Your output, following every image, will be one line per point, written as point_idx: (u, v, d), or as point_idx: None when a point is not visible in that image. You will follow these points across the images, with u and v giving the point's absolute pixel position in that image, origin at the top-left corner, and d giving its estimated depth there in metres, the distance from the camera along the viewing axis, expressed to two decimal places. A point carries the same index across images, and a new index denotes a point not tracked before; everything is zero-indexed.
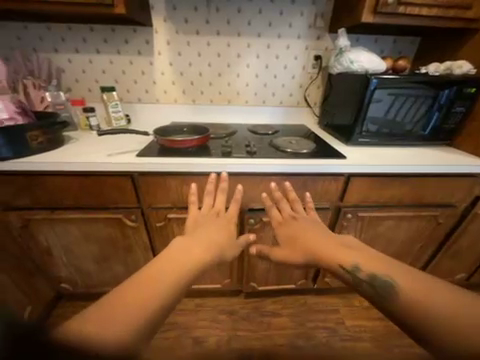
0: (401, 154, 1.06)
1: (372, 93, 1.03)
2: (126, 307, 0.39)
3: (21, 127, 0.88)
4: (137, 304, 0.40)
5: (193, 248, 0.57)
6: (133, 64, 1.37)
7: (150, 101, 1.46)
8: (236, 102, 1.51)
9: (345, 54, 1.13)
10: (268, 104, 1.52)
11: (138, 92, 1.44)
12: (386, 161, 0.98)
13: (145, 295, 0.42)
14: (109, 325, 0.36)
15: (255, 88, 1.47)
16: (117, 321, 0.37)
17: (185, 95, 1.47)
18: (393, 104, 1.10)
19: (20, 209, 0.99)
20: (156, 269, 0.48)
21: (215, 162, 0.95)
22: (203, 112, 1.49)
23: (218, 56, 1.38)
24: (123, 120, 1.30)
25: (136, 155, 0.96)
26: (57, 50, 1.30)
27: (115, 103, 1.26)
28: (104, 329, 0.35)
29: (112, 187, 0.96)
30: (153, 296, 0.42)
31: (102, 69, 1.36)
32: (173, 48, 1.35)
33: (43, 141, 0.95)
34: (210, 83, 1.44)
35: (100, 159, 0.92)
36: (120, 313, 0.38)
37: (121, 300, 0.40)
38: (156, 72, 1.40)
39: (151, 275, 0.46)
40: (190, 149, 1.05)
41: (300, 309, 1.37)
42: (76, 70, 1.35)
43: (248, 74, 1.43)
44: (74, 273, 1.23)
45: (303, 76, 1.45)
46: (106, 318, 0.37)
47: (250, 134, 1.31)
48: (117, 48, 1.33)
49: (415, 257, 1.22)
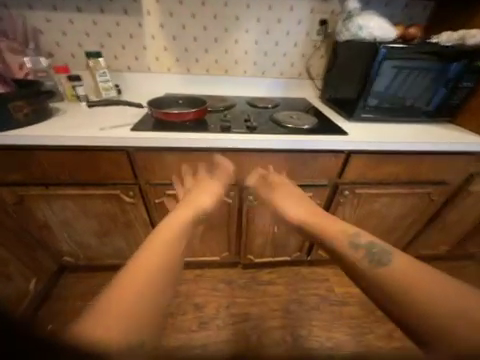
0: (403, 131, 1.05)
1: (380, 65, 0.98)
2: (123, 305, 0.37)
3: (3, 97, 0.82)
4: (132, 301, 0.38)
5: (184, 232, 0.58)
6: (120, 26, 1.23)
7: (141, 70, 1.35)
8: (234, 72, 1.41)
9: (353, 19, 1.04)
10: (268, 75, 1.43)
11: (127, 59, 1.32)
12: (387, 138, 0.97)
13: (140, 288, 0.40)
14: (107, 325, 0.34)
15: (254, 57, 1.37)
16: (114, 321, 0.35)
17: (178, 63, 1.36)
18: (399, 77, 1.05)
19: (14, 186, 0.96)
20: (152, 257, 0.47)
21: (214, 138, 0.92)
22: (199, 83, 1.40)
23: (214, 18, 1.25)
24: (113, 91, 1.21)
25: (131, 129, 0.91)
26: (31, 7, 1.15)
27: (103, 71, 1.16)
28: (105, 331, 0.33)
29: (107, 164, 0.93)
30: (144, 286, 0.41)
31: (85, 32, 1.22)
32: (164, 8, 1.21)
33: (29, 112, 0.88)
34: (206, 50, 1.33)
35: (93, 133, 0.87)
36: (117, 314, 0.36)
37: (114, 293, 0.39)
38: (146, 36, 1.27)
39: (142, 264, 0.45)
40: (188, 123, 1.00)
41: (294, 278, 1.46)
42: (56, 32, 1.21)
43: (247, 41, 1.32)
44: (75, 247, 1.25)
45: (306, 44, 1.35)
46: (102, 322, 0.34)
47: (250, 108, 1.25)
48: (101, 7, 1.18)
49: (405, 232, 1.28)
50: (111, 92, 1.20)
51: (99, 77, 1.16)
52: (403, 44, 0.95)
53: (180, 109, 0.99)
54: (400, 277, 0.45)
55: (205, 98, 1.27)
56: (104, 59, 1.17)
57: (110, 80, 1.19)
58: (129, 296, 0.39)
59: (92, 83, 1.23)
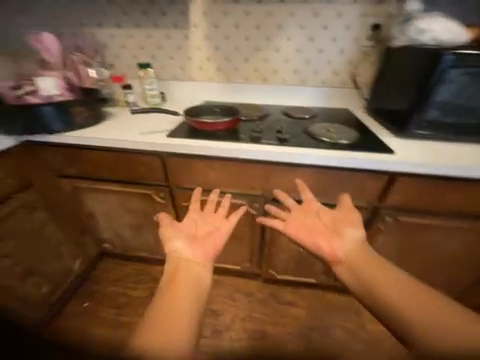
0: (469, 154, 0.87)
1: (442, 73, 0.86)
2: (173, 318, 0.45)
3: (67, 102, 0.95)
4: (180, 315, 0.46)
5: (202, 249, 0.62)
6: (170, 39, 1.34)
7: (184, 79, 1.44)
8: (273, 80, 1.38)
9: (412, 22, 0.94)
10: (308, 84, 1.36)
11: (173, 68, 1.42)
12: (445, 160, 0.82)
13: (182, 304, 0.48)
14: (165, 337, 0.42)
15: (295, 65, 1.32)
16: (168, 334, 0.43)
17: (218, 72, 1.40)
18: (470, 89, 0.88)
19: (71, 178, 1.11)
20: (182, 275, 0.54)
21: (243, 148, 0.91)
22: (236, 91, 1.41)
23: (257, 28, 1.26)
24: (157, 98, 1.31)
25: (167, 135, 0.97)
26: (101, 26, 1.34)
27: (151, 80, 1.28)
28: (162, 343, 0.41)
29: (143, 166, 1.01)
30: (187, 302, 0.49)
31: (140, 45, 1.37)
32: (210, 20, 1.27)
33: (87, 115, 1.02)
34: (246, 59, 1.34)
35: (134, 137, 0.96)
36: (170, 328, 0.44)
37: (162, 309, 0.47)
38: (191, 48, 1.35)
39: (178, 285, 0.52)
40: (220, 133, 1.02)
41: (319, 304, 1.34)
42: (117, 46, 1.38)
43: (289, 49, 1.29)
44: (113, 239, 1.35)
45: (353, 51, 1.25)
46: (161, 330, 0.43)
47: (285, 118, 1.21)
48: (155, 22, 1.31)
49: (468, 279, 1.04)
50: (156, 99, 1.31)
51: (147, 85, 1.28)
52: (474, 51, 0.83)
53: (213, 118, 1.02)
54: (408, 310, 0.48)
55: (240, 106, 1.28)
56: (152, 69, 1.29)
57: (156, 88, 1.29)
58: (175, 313, 0.46)
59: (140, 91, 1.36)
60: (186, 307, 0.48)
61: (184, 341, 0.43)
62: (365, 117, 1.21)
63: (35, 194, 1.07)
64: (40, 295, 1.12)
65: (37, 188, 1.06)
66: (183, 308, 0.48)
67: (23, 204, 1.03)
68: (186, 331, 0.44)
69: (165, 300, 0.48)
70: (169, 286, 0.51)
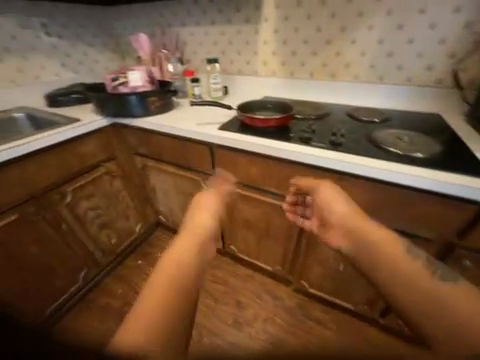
0: None
1: None
2: (169, 293, 0.35)
3: (146, 93, 1.13)
4: (179, 283, 0.37)
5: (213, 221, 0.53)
6: (240, 34, 1.38)
7: (248, 74, 1.47)
8: (341, 77, 1.24)
9: None
10: (386, 81, 1.16)
11: (239, 63, 1.46)
12: None
13: (183, 272, 0.39)
14: (156, 317, 0.32)
15: (373, 58, 1.13)
16: (161, 315, 0.33)
17: (283, 67, 1.36)
18: None
19: (142, 156, 1.33)
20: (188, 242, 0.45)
21: (289, 149, 0.87)
22: (299, 88, 1.35)
23: (332, 17, 1.13)
24: (219, 92, 1.39)
25: (219, 128, 1.03)
26: (183, 25, 1.50)
27: (216, 75, 1.35)
28: (152, 326, 0.31)
29: (194, 155, 1.11)
30: (188, 270, 0.39)
31: (213, 41, 1.47)
32: (281, 13, 1.23)
33: (158, 105, 1.18)
34: (314, 52, 1.24)
35: (190, 129, 1.05)
36: (164, 305, 0.34)
37: (158, 279, 0.37)
38: (259, 42, 1.35)
39: (177, 254, 0.42)
40: (270, 130, 0.99)
41: (353, 334, 1.18)
42: (194, 42, 1.52)
43: (368, 40, 1.11)
44: (167, 213, 1.56)
45: (460, 39, 0.97)
46: (152, 309, 0.33)
47: (348, 119, 1.07)
48: (229, 19, 1.36)
49: None
50: (219, 92, 1.39)
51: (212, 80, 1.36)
52: None
53: (266, 115, 1.00)
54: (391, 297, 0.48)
55: (299, 104, 1.21)
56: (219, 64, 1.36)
57: (219, 83, 1.37)
58: (174, 284, 0.37)
59: (207, 84, 1.47)
60: (188, 279, 0.38)
61: (178, 314, 0.34)
62: (459, 127, 0.94)
63: (116, 165, 1.32)
64: (110, 244, 1.42)
65: (118, 161, 1.32)
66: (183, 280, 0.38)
67: (108, 171, 1.28)
68: (185, 304, 0.36)
69: (160, 273, 0.38)
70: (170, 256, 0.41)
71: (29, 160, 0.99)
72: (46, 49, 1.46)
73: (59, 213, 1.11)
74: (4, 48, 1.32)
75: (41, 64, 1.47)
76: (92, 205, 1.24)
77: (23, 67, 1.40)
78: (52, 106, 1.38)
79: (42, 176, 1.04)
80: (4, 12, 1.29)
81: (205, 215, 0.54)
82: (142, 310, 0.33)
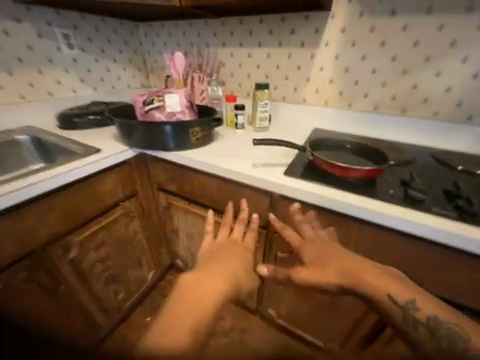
0: None
1: None
2: (181, 319, 0.43)
3: (187, 123, 0.91)
4: (190, 313, 0.44)
5: (228, 261, 0.60)
6: (291, 58, 1.20)
7: (294, 102, 1.28)
8: (414, 112, 1.05)
9: None
10: (478, 122, 0.95)
11: (285, 90, 1.28)
12: None
13: (195, 301, 0.46)
14: (176, 335, 0.40)
15: (462, 94, 0.94)
16: (173, 334, 0.40)
17: (340, 97, 1.18)
18: None
19: (170, 193, 1.07)
20: (204, 273, 0.53)
21: (397, 215, 0.62)
22: (359, 121, 1.16)
23: (414, 46, 0.95)
24: (266, 121, 1.19)
25: (283, 174, 0.80)
26: (224, 45, 1.33)
27: (264, 102, 1.16)
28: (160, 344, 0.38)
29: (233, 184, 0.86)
30: (199, 303, 0.46)
31: (257, 63, 1.29)
32: (347, 37, 1.05)
33: (200, 138, 0.96)
34: (384, 84, 1.06)
35: (245, 173, 0.82)
36: (178, 327, 0.42)
37: (175, 305, 0.46)
38: (313, 68, 1.18)
39: (192, 286, 0.50)
40: (352, 180, 0.75)
41: None
42: (234, 64, 1.35)
43: (460, 73, 0.92)
44: (189, 259, 1.28)
45: None
46: (169, 331, 0.41)
47: (441, 166, 0.86)
48: (280, 41, 1.19)
49: None
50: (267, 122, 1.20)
51: (260, 107, 1.17)
52: None
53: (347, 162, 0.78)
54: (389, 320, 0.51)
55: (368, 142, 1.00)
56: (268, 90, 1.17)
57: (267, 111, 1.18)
58: (188, 311, 0.44)
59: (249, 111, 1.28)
60: (201, 309, 0.45)
61: (194, 339, 0.41)
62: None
63: (136, 203, 1.07)
64: (116, 301, 1.13)
65: (138, 199, 1.07)
66: (197, 307, 0.45)
67: (125, 211, 1.03)
68: (199, 329, 0.42)
69: (174, 306, 0.46)
70: (188, 285, 0.50)
71: (28, 206, 0.73)
72: (65, 62, 1.28)
73: (59, 271, 0.84)
74: (16, 59, 1.12)
75: (58, 79, 1.27)
76: (100, 257, 0.98)
77: (36, 81, 1.20)
78: (65, 127, 1.16)
79: (44, 226, 0.78)
80: (22, 20, 1.11)
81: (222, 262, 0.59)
82: (162, 327, 0.42)
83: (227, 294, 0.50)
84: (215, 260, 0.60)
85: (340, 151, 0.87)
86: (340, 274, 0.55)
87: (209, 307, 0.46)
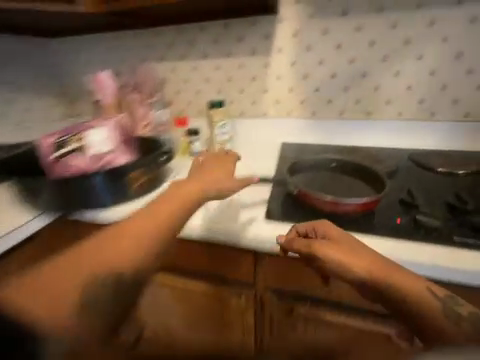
0: None
1: None
2: (55, 286, 0.47)
3: (122, 168, 0.69)
4: (63, 279, 0.48)
5: (150, 223, 0.56)
6: (244, 68, 1.06)
7: (254, 116, 1.12)
8: (380, 115, 0.99)
9: None
10: (440, 118, 0.94)
11: (242, 104, 1.11)
12: None
13: (83, 271, 0.49)
14: (43, 303, 0.46)
15: (422, 92, 0.92)
16: (49, 308, 0.45)
17: (302, 106, 1.06)
18: None
19: None
20: (116, 236, 0.54)
21: (407, 254, 0.53)
22: (326, 129, 1.05)
23: (369, 46, 0.91)
24: (229, 144, 1.02)
25: (265, 218, 0.65)
26: (162, 59, 1.12)
27: (222, 123, 1.00)
28: (16, 309, 0.44)
29: (221, 165, 0.69)
30: (92, 271, 0.49)
31: (206, 77, 1.11)
32: (301, 41, 0.98)
33: (144, 183, 0.73)
34: (346, 88, 0.99)
35: (218, 227, 0.65)
36: (60, 301, 0.46)
37: (64, 269, 0.49)
38: (271, 77, 1.05)
39: (93, 250, 0.52)
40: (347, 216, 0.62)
41: None
42: (178, 80, 1.14)
43: (416, 71, 0.90)
44: None
45: None
46: (42, 292, 0.47)
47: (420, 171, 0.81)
48: (228, 50, 1.05)
49: None
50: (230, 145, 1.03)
51: (218, 130, 1.00)
52: None
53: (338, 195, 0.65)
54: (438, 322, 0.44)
55: None
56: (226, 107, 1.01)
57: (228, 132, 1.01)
58: (74, 280, 0.48)
59: (206, 134, 1.08)
60: (88, 280, 0.48)
61: (74, 309, 0.46)
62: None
63: None
64: None
65: None
66: (83, 275, 0.48)
67: None
68: (79, 301, 0.46)
69: (53, 272, 0.49)
70: (84, 249, 0.52)
71: None
72: None
73: None
74: None
75: None
76: None
77: None
78: None
79: None
80: None
81: (144, 222, 0.56)
82: (28, 284, 0.48)
83: (133, 261, 0.51)
84: (137, 222, 0.56)
85: (324, 172, 0.74)
86: (375, 265, 0.49)
87: (84, 305, 0.46)
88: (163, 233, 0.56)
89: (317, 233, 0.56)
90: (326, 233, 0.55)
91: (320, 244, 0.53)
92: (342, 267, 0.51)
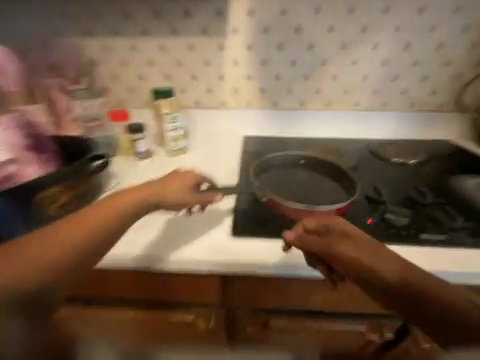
0: None
1: None
2: None
3: (31, 186, 0.58)
4: None
5: (94, 222, 0.48)
6: (194, 50, 0.91)
7: (211, 107, 0.99)
8: (339, 105, 0.98)
9: None
10: (391, 108, 0.97)
11: (196, 93, 0.97)
12: None
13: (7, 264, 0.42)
14: None
15: (377, 82, 0.93)
16: None
17: (263, 96, 0.98)
18: None
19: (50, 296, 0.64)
20: (53, 232, 0.46)
21: None
22: (288, 120, 0.99)
23: (328, 32, 0.87)
24: (182, 141, 0.87)
25: (232, 234, 0.59)
26: (88, 34, 0.89)
27: (173, 115, 0.84)
28: None
29: (182, 179, 0.59)
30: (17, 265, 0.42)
31: (148, 59, 0.92)
32: (257, 22, 0.87)
33: (69, 199, 0.64)
34: (306, 76, 0.94)
35: (182, 252, 0.58)
36: None
37: None
38: (227, 62, 0.93)
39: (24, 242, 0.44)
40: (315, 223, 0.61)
41: None
42: (113, 62, 0.92)
43: (371, 60, 0.90)
44: None
45: (464, 62, 0.88)
46: None
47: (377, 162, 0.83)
48: (174, 28, 0.88)
49: None
50: (184, 142, 0.88)
51: (167, 126, 0.84)
52: None
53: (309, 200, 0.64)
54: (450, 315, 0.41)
55: None
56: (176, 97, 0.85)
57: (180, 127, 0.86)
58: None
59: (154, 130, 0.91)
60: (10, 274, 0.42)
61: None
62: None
63: None
64: None
65: None
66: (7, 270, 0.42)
67: None
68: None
69: None
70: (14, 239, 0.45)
71: None
72: None
73: None
74: None
75: None
76: None
77: None
78: None
79: None
80: None
81: (88, 218, 0.48)
82: None
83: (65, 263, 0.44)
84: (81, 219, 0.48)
85: (292, 172, 0.71)
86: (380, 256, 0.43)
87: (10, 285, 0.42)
88: (105, 238, 0.48)
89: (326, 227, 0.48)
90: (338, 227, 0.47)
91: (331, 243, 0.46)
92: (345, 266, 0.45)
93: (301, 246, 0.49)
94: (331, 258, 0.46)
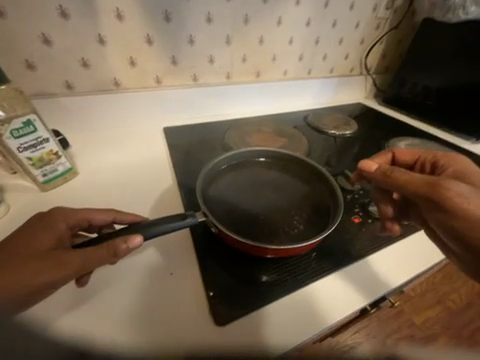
0: None
1: None
2: None
3: None
4: None
5: None
6: None
7: (101, 90, 0.67)
8: (268, 76, 0.86)
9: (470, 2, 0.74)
10: (315, 75, 0.93)
11: (60, 67, 0.61)
12: None
13: None
14: None
15: (301, 47, 0.84)
16: None
17: (176, 68, 0.72)
18: None
19: None
20: None
21: (375, 285, 0.44)
22: (215, 98, 0.80)
23: None
24: (64, 160, 0.51)
25: (218, 323, 0.36)
26: None
27: (24, 122, 0.43)
28: None
29: (51, 229, 0.37)
30: None
31: None
32: None
33: None
34: (229, 39, 0.73)
35: None
36: None
37: None
38: (106, 14, 0.58)
39: None
40: (303, 260, 0.45)
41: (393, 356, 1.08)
42: None
43: (295, 19, 0.77)
44: None
45: (369, 23, 0.90)
46: None
47: (317, 135, 0.80)
48: None
49: None
50: (67, 160, 0.52)
51: (13, 141, 0.43)
52: None
53: (279, 214, 0.48)
54: None
55: (253, 140, 0.72)
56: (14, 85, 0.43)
57: (48, 137, 0.47)
58: None
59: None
60: None
61: None
62: (412, 122, 0.94)
63: None
64: None
65: None
66: None
67: None
68: None
69: None
70: None
71: None
72: None
73: None
74: None
75: None
76: None
77: None
78: None
79: None
80: None
81: None
82: None
83: None
84: None
85: (249, 181, 0.53)
86: None
87: None
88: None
89: (434, 167, 0.47)
90: (453, 173, 0.44)
91: (445, 182, 0.39)
92: (444, 208, 0.39)
93: (382, 182, 0.44)
94: (424, 199, 0.40)
